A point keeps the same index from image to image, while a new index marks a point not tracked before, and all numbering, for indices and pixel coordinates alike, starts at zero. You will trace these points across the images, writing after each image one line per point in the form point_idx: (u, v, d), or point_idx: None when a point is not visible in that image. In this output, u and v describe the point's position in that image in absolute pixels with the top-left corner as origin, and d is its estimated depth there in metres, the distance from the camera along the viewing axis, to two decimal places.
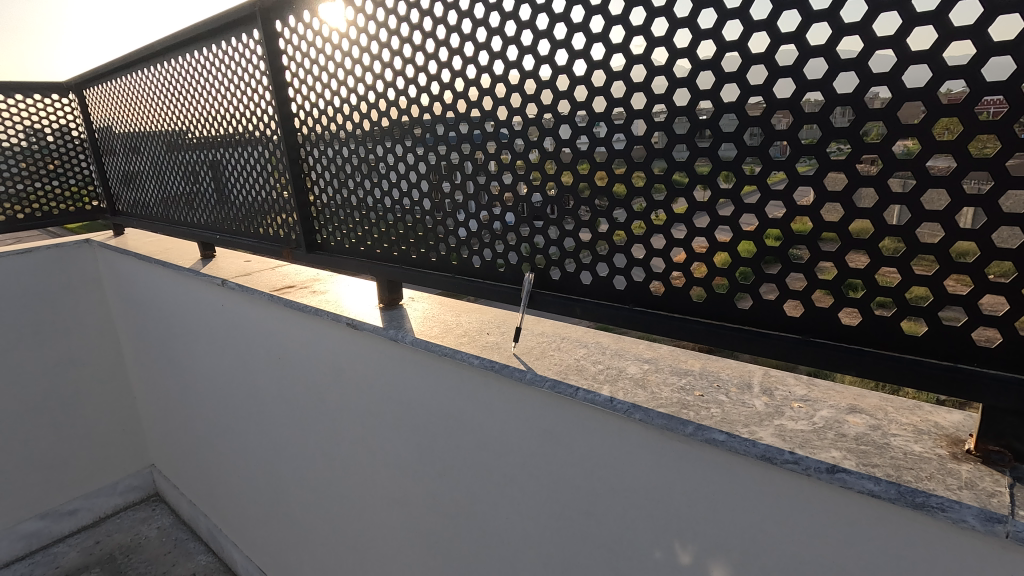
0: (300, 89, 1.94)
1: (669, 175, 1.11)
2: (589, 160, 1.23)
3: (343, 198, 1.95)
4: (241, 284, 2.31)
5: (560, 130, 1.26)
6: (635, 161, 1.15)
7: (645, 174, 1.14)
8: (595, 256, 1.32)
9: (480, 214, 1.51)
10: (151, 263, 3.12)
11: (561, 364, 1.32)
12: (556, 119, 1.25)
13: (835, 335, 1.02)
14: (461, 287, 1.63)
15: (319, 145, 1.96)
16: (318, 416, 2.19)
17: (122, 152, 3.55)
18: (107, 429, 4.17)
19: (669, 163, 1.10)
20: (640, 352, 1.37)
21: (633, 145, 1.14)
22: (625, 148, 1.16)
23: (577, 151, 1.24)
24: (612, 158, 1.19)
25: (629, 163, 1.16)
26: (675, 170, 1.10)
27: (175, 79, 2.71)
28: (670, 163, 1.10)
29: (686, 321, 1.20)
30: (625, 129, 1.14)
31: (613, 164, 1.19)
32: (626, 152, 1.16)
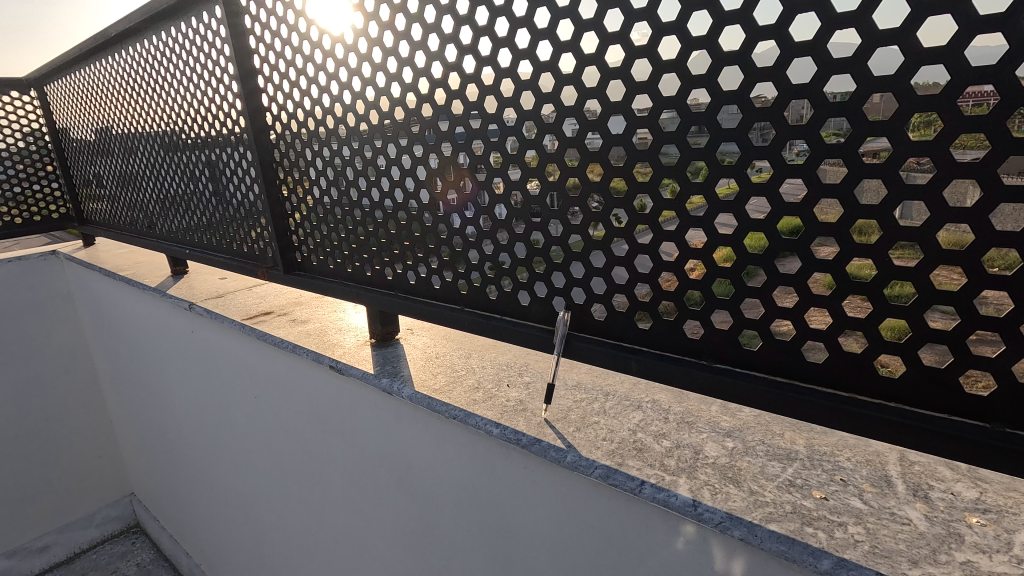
0: (270, 78, 1.60)
1: (776, 185, 0.77)
2: (653, 162, 0.87)
3: (327, 204, 1.59)
4: (211, 310, 1.98)
5: (609, 122, 0.90)
6: (718, 167, 0.81)
7: (739, 181, 0.80)
8: (656, 294, 0.94)
9: (481, 219, 1.17)
10: (117, 280, 2.79)
11: (612, 440, 0.99)
12: (603, 111, 0.91)
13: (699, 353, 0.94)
14: (472, 326, 1.28)
15: (295, 145, 1.61)
16: (302, 466, 1.85)
17: (87, 154, 3.21)
18: (81, 456, 3.83)
19: (777, 166, 0.76)
20: (715, 417, 1.03)
21: (718, 142, 0.80)
22: (708, 146, 0.81)
23: (633, 149, 0.89)
24: (687, 159, 0.83)
25: (712, 165, 0.82)
26: (787, 177, 0.76)
27: (137, 72, 2.37)
28: (777, 168, 0.76)
29: (796, 392, 0.83)
30: (707, 120, 0.80)
31: (685, 166, 0.84)
32: (708, 151, 0.81)
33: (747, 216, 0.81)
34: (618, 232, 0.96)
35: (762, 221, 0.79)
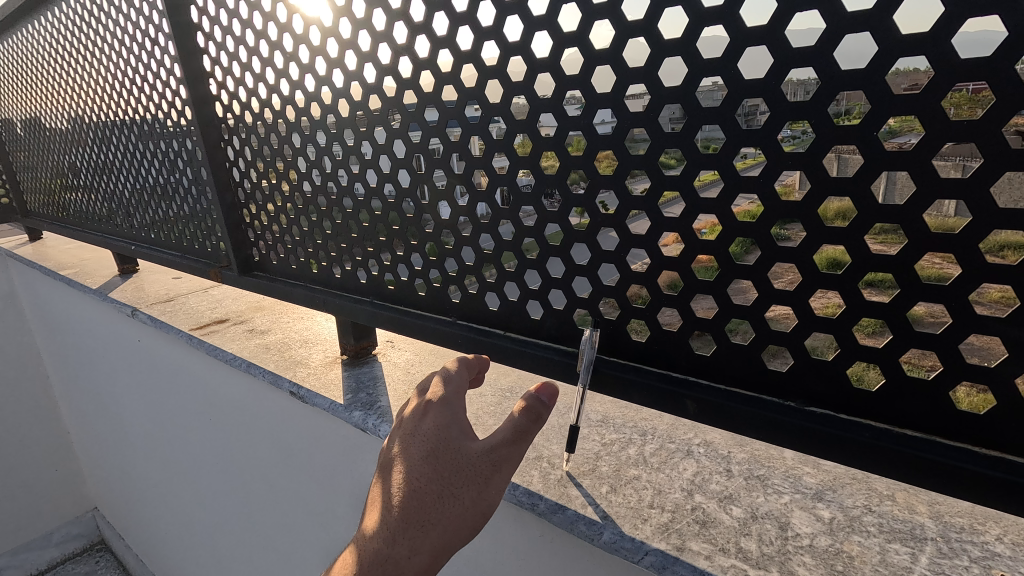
0: (214, 36, 1.31)
1: (926, 155, 0.53)
2: (724, 127, 0.64)
3: (282, 191, 1.30)
4: (156, 318, 1.68)
5: (660, 72, 0.68)
6: (832, 128, 0.58)
7: (867, 150, 0.56)
8: (723, 308, 0.71)
9: (479, 206, 0.94)
10: (58, 280, 2.47)
11: (661, 508, 0.73)
12: (654, 55, 0.67)
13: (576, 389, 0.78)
14: (467, 345, 1.02)
15: (246, 118, 1.32)
16: (267, 499, 1.57)
17: (24, 139, 2.85)
18: (36, 470, 3.52)
19: (928, 127, 0.53)
20: (794, 470, 0.78)
21: (834, 94, 0.57)
22: (817, 97, 0.58)
23: (694, 110, 0.66)
24: (779, 119, 0.61)
25: (820, 128, 0.58)
26: (947, 141, 0.52)
27: (65, 40, 2.04)
28: (931, 125, 0.53)
29: (944, 452, 0.59)
30: (819, 59, 0.57)
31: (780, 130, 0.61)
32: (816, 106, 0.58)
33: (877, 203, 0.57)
34: (666, 223, 0.72)
35: (902, 208, 0.56)
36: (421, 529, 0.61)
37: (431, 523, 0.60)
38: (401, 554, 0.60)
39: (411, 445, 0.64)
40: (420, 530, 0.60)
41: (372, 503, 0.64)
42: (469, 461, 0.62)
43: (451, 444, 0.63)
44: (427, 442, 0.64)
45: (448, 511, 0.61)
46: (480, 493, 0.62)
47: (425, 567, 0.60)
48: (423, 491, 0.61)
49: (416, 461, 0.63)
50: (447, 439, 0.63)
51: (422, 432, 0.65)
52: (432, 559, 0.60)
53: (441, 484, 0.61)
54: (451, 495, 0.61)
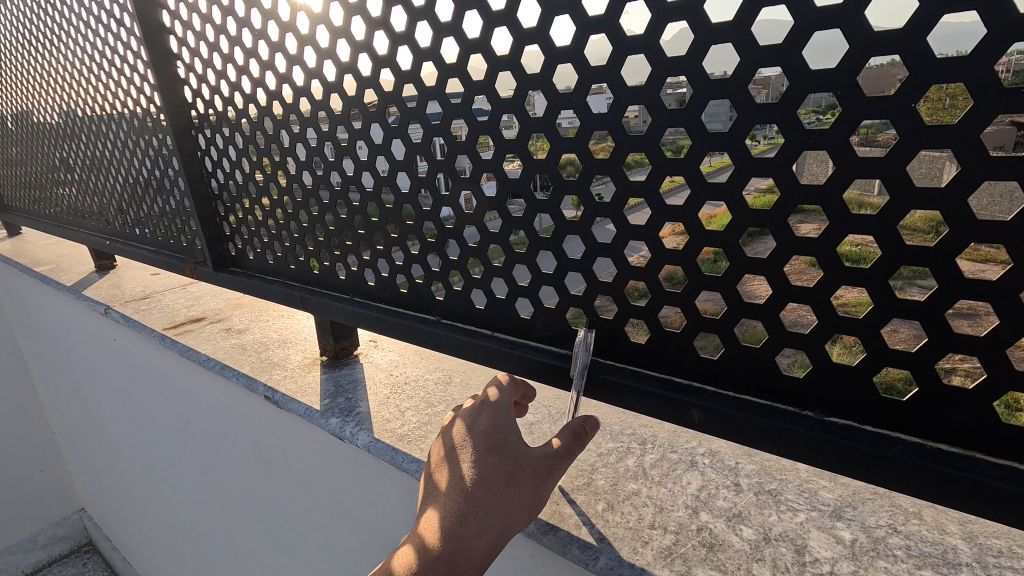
0: (179, 15, 1.22)
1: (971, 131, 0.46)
2: (734, 103, 0.57)
3: (255, 180, 1.22)
4: (128, 317, 1.60)
5: (662, 41, 0.60)
6: (863, 100, 0.50)
7: (902, 126, 0.49)
8: (733, 307, 0.63)
9: (464, 196, 0.86)
10: (33, 278, 2.37)
11: (663, 529, 0.66)
12: (656, 20, 0.60)
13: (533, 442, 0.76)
14: (453, 346, 0.95)
15: (216, 103, 1.24)
16: (247, 507, 1.49)
17: None
18: (21, 471, 3.44)
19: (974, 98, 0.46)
20: (810, 484, 0.71)
21: (865, 60, 0.49)
22: (843, 66, 0.50)
23: (702, 84, 0.59)
24: (799, 91, 0.53)
25: (847, 101, 0.51)
26: (1001, 113, 0.45)
27: (30, 24, 1.93)
28: (982, 97, 0.45)
29: (987, 471, 0.52)
30: (847, 21, 0.49)
31: (801, 103, 0.53)
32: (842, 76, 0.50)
33: (913, 187, 0.49)
34: (668, 213, 0.65)
35: (943, 193, 0.48)
36: (485, 515, 0.60)
37: (495, 507, 0.60)
38: (465, 537, 0.59)
39: (473, 435, 0.65)
40: (484, 514, 0.60)
41: (437, 486, 0.64)
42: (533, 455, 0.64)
43: (513, 438, 0.65)
44: (489, 433, 0.65)
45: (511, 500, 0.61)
46: (538, 486, 0.63)
47: (486, 553, 0.60)
48: (487, 478, 0.62)
49: (478, 451, 0.64)
50: (508, 434, 0.65)
51: (482, 424, 0.66)
52: (493, 545, 0.60)
53: (504, 471, 0.62)
54: (514, 483, 0.62)
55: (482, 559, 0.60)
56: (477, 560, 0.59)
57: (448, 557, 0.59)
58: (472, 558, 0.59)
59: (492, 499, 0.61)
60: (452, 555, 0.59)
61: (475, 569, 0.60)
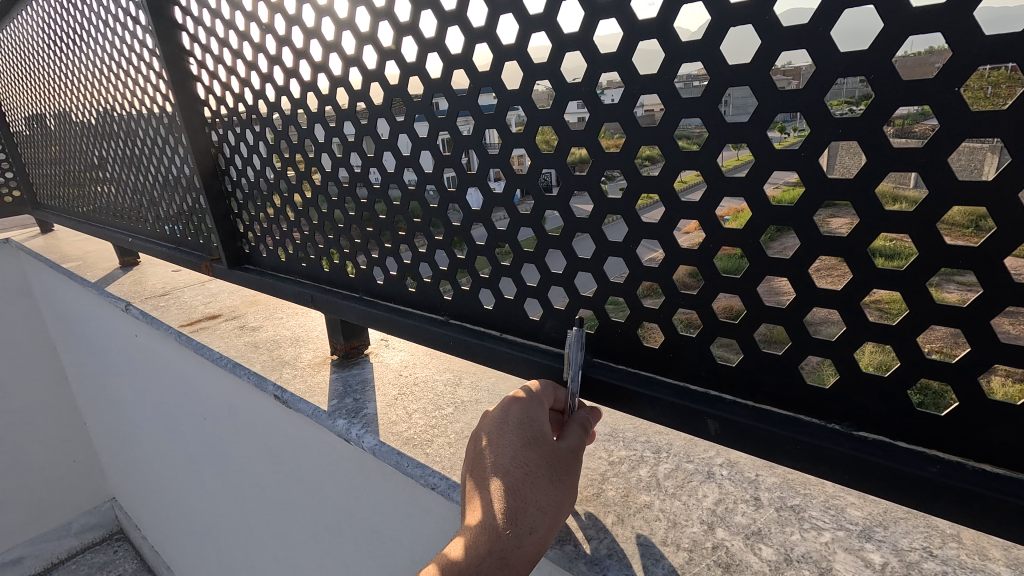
0: (191, 12, 1.21)
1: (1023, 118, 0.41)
2: (753, 91, 0.52)
3: (266, 177, 1.20)
4: (147, 313, 1.61)
5: (673, 23, 0.56)
6: (899, 85, 0.45)
7: (939, 109, 0.44)
8: (751, 312, 0.59)
9: (472, 193, 0.82)
10: (62, 273, 2.44)
11: (675, 546, 0.62)
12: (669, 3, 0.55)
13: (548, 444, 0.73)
14: (461, 348, 0.92)
15: (227, 99, 1.23)
16: (261, 503, 1.49)
17: (31, 131, 2.82)
18: (55, 460, 3.55)
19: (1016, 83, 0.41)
20: (836, 500, 0.66)
21: (902, 40, 0.44)
22: (873, 48, 0.46)
23: (717, 70, 0.54)
24: (824, 76, 0.49)
25: (879, 86, 0.46)
26: None
27: (57, 25, 1.97)
28: None
29: None
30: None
31: (829, 88, 0.49)
32: (871, 59, 0.46)
33: (954, 182, 0.44)
34: (681, 209, 0.61)
35: (988, 186, 0.43)
36: (535, 511, 0.57)
37: (543, 503, 0.57)
38: (518, 533, 0.55)
39: (507, 429, 0.61)
40: (533, 510, 0.57)
41: (475, 484, 0.59)
42: (571, 447, 0.62)
43: (549, 432, 0.62)
44: (524, 425, 0.62)
45: (557, 494, 0.58)
46: (574, 481, 0.61)
47: (537, 548, 0.56)
48: (532, 473, 0.58)
49: (516, 445, 0.60)
50: (545, 428, 0.62)
51: (515, 416, 0.63)
52: (543, 541, 0.57)
53: (547, 465, 0.59)
54: (558, 477, 0.59)
55: (532, 555, 0.56)
56: (528, 558, 0.56)
57: (501, 554, 0.54)
58: (523, 555, 0.56)
59: (539, 494, 0.58)
60: (505, 552, 0.55)
61: (523, 567, 0.56)
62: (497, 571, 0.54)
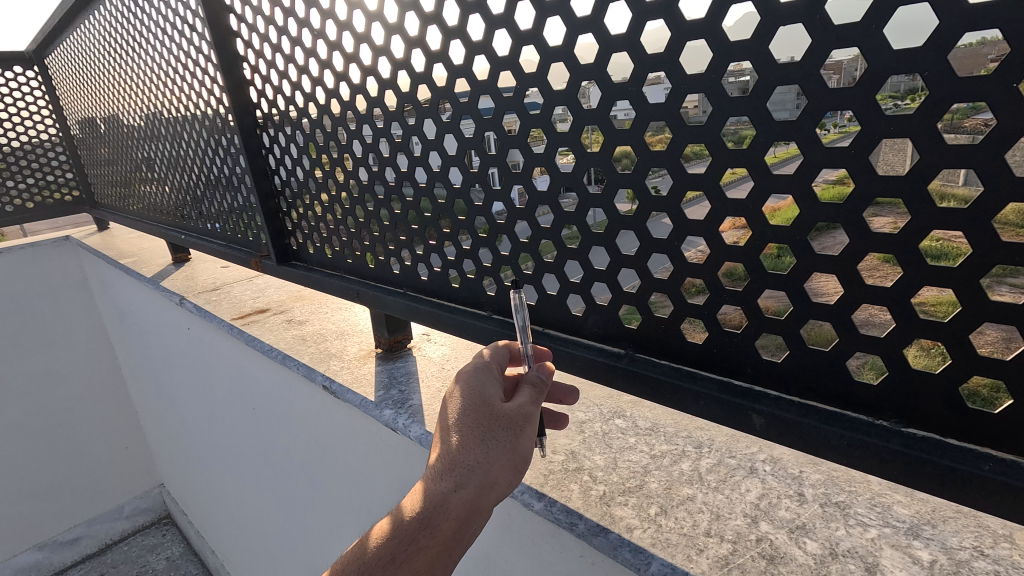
0: (245, 19, 1.27)
1: None
2: (804, 89, 0.53)
3: (315, 177, 1.25)
4: (201, 307, 1.70)
5: (722, 22, 0.56)
6: (954, 81, 0.45)
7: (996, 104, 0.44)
8: (798, 308, 0.60)
9: (516, 191, 0.84)
10: (119, 269, 2.57)
11: (718, 538, 0.63)
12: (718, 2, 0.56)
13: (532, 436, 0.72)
14: (503, 341, 0.95)
15: (278, 101, 1.28)
16: (306, 491, 1.55)
17: (90, 135, 2.97)
18: (109, 446, 3.74)
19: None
20: (883, 498, 0.66)
21: (958, 35, 0.44)
22: (929, 46, 0.46)
23: (766, 69, 0.55)
24: (877, 73, 0.49)
25: (934, 82, 0.46)
26: None
27: (117, 34, 2.08)
28: None
29: None
30: None
31: (881, 85, 0.49)
32: (925, 56, 0.46)
33: (1011, 178, 0.44)
34: (729, 206, 0.61)
35: None
36: (461, 475, 0.57)
37: (475, 464, 0.57)
38: (436, 495, 0.57)
39: (452, 394, 0.63)
40: (456, 474, 0.57)
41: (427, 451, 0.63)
42: (509, 410, 0.60)
43: (488, 395, 0.61)
44: (466, 389, 0.62)
45: (486, 457, 0.57)
46: (512, 443, 0.59)
47: (462, 511, 0.56)
48: (461, 437, 0.59)
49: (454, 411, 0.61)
50: (489, 393, 0.61)
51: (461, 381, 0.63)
52: (468, 503, 0.56)
53: (477, 428, 0.59)
54: (489, 440, 0.58)
55: (459, 518, 0.57)
56: (454, 520, 0.56)
57: (420, 516, 0.57)
58: (449, 517, 0.57)
59: (469, 459, 0.57)
60: (426, 514, 0.57)
61: (454, 528, 0.57)
62: (416, 532, 0.56)
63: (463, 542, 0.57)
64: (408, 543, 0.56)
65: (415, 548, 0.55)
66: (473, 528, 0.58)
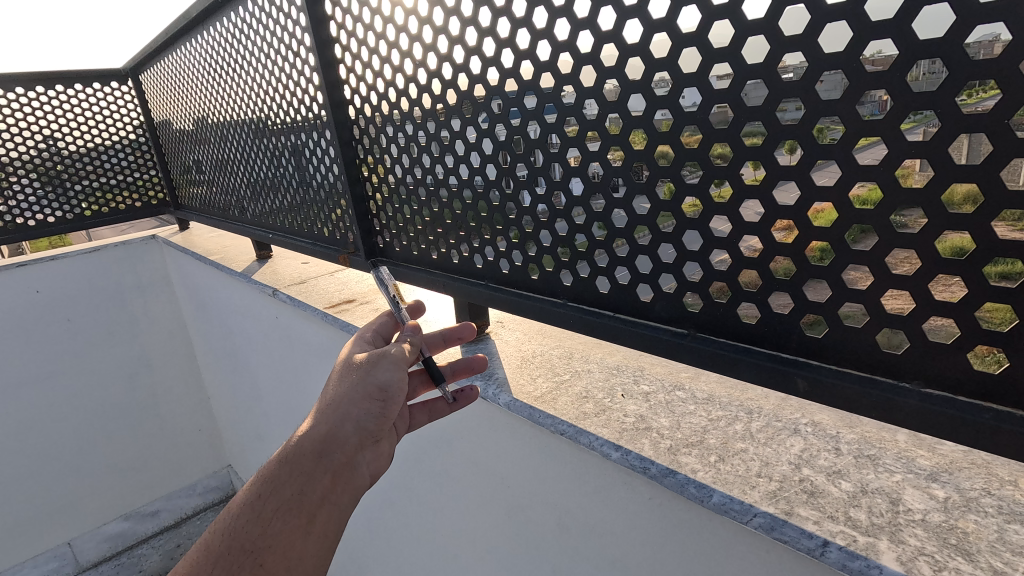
0: (349, 47, 1.47)
1: None
2: (844, 120, 0.67)
3: (407, 183, 1.45)
4: (293, 297, 1.92)
5: (778, 65, 0.70)
6: (961, 115, 0.59)
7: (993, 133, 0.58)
8: (836, 293, 0.74)
9: (593, 197, 1.00)
10: (207, 264, 2.85)
11: (767, 478, 0.78)
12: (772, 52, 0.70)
13: (442, 388, 1.05)
14: (578, 324, 1.11)
15: (375, 118, 1.48)
16: None
17: (179, 143, 3.29)
18: (185, 427, 4.08)
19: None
20: (908, 452, 0.80)
21: (962, 84, 0.58)
22: (942, 88, 0.59)
23: (812, 104, 0.69)
24: (901, 110, 0.63)
25: (947, 116, 0.60)
26: None
27: (216, 55, 2.34)
28: None
29: None
30: (947, 51, 0.58)
31: (903, 118, 0.62)
32: (939, 96, 0.60)
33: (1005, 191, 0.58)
34: (780, 211, 0.76)
35: None
36: (328, 409, 0.83)
37: (338, 399, 0.84)
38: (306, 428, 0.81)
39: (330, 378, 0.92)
40: (324, 410, 0.83)
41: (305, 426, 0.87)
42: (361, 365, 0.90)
43: (349, 363, 0.91)
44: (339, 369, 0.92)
45: (345, 392, 0.85)
46: (366, 381, 0.88)
47: (326, 428, 0.81)
48: (328, 392, 0.87)
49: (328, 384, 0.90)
50: (350, 362, 0.92)
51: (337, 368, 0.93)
52: (331, 421, 0.81)
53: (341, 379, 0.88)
54: (347, 383, 0.87)
55: (323, 435, 0.80)
56: (319, 436, 0.80)
57: (293, 445, 0.79)
58: (315, 438, 0.80)
59: (333, 398, 0.85)
60: (295, 443, 0.79)
61: (320, 445, 0.79)
62: (288, 455, 0.77)
63: (326, 453, 0.79)
64: (282, 464, 0.76)
65: (289, 464, 0.76)
66: (334, 451, 0.80)
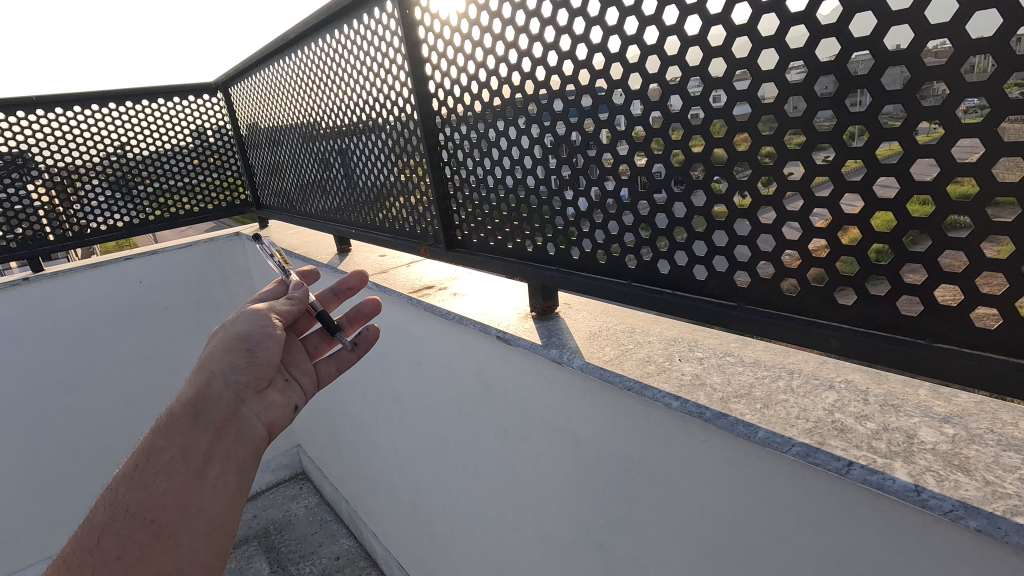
0: (439, 65, 1.71)
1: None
2: (869, 128, 0.84)
3: (488, 182, 1.68)
4: (378, 284, 2.19)
5: (816, 84, 0.88)
6: (961, 124, 0.75)
7: (985, 137, 0.74)
8: (864, 268, 0.91)
9: (658, 193, 1.18)
10: (291, 257, 3.18)
11: (805, 419, 0.96)
12: (810, 74, 0.88)
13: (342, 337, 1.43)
14: (641, 300, 1.30)
15: (461, 126, 1.72)
16: (458, 427, 1.98)
17: (263, 148, 3.65)
18: None
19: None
20: (927, 402, 0.96)
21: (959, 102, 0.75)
22: (946, 103, 0.76)
23: (844, 115, 0.86)
24: (915, 120, 0.79)
25: (950, 125, 0.76)
26: None
27: (306, 70, 2.65)
28: None
29: None
30: (948, 74, 0.74)
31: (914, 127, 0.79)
32: (944, 109, 0.76)
33: (996, 182, 0.74)
34: (817, 202, 0.93)
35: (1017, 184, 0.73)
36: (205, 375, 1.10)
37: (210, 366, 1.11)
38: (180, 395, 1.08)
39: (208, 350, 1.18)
40: (196, 378, 1.10)
41: None
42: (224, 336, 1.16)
43: (218, 336, 1.17)
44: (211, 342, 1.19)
45: (215, 360, 1.12)
46: (228, 345, 1.14)
47: (197, 389, 1.08)
48: (202, 361, 1.13)
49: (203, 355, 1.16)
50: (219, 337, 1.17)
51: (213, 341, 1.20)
52: (202, 383, 1.08)
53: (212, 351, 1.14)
54: (213, 351, 1.13)
55: (195, 395, 1.07)
56: (195, 397, 1.07)
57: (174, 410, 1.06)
58: (193, 399, 1.07)
59: (207, 368, 1.11)
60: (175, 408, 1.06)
61: (195, 403, 1.06)
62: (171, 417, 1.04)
63: (200, 409, 1.06)
64: (168, 427, 1.03)
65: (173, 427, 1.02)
66: (211, 404, 1.07)
